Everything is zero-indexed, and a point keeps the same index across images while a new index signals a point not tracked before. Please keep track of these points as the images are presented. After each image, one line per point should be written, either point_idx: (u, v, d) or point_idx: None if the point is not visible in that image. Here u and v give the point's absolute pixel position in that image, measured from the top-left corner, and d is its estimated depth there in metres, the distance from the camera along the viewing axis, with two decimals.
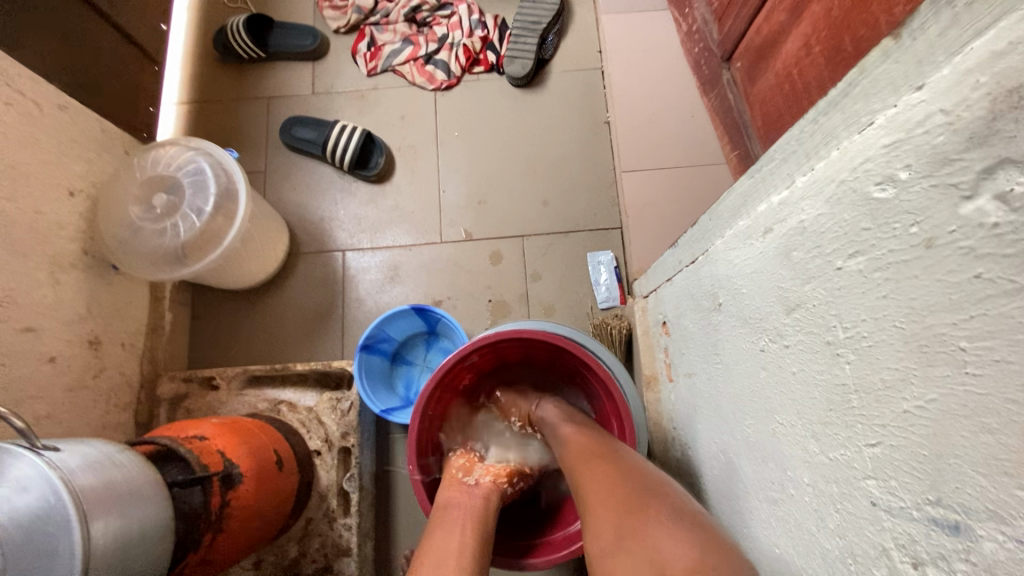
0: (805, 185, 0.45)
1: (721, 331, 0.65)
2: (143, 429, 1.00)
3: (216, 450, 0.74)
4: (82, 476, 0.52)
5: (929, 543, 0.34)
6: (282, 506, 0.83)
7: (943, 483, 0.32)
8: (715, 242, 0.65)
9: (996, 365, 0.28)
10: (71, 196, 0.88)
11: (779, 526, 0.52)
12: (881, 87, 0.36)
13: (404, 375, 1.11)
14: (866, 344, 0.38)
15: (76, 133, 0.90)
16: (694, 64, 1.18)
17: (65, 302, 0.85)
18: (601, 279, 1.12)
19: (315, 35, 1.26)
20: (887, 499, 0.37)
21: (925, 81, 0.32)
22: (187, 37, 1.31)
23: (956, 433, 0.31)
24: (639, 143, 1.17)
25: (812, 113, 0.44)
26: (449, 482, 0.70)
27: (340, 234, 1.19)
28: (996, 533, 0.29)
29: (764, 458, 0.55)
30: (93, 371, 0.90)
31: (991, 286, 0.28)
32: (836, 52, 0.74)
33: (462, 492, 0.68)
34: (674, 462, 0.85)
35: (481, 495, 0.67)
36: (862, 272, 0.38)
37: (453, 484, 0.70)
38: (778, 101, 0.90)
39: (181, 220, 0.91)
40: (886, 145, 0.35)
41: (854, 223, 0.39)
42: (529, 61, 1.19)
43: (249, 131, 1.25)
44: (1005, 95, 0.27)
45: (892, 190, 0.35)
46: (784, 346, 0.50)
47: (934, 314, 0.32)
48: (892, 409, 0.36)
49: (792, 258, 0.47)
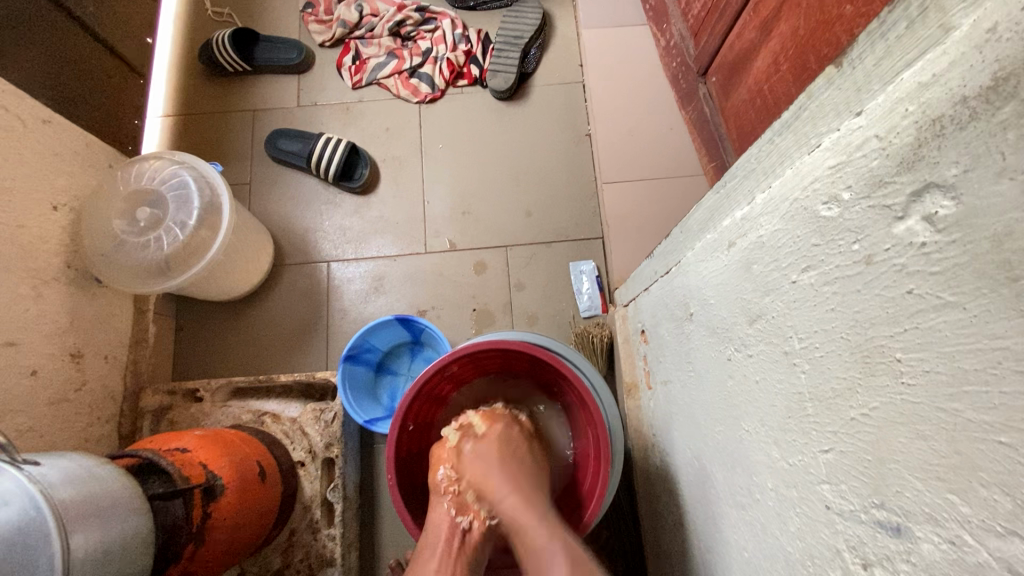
0: (763, 203, 0.47)
1: (693, 341, 0.66)
2: (126, 442, 1.00)
3: (198, 462, 0.74)
4: (61, 489, 0.52)
5: (875, 545, 0.35)
6: (266, 518, 0.84)
7: (885, 487, 0.34)
8: (686, 254, 0.67)
9: (926, 376, 0.30)
10: (54, 210, 0.88)
11: (747, 530, 0.54)
12: (826, 111, 0.38)
13: (388, 385, 1.12)
14: (818, 354, 0.40)
15: (60, 147, 0.91)
16: (672, 78, 1.21)
17: (47, 316, 0.85)
18: (583, 288, 1.14)
19: (300, 48, 1.28)
20: (839, 502, 0.39)
21: (863, 108, 0.34)
22: (173, 50, 1.32)
23: (895, 439, 0.33)
24: (620, 154, 1.19)
25: (768, 133, 0.46)
26: (438, 522, 0.66)
27: (326, 244, 1.20)
28: (933, 535, 0.30)
29: (733, 464, 0.57)
30: (75, 384, 0.90)
31: (921, 301, 0.30)
32: (802, 69, 0.77)
33: (450, 543, 0.64)
34: (653, 468, 0.86)
35: (469, 547, 0.65)
36: (814, 285, 0.40)
37: (443, 527, 0.66)
38: (750, 115, 0.93)
39: (165, 233, 0.92)
40: (831, 166, 0.37)
41: (806, 240, 0.41)
42: (512, 75, 1.21)
43: (234, 143, 1.26)
44: (928, 124, 0.29)
45: (837, 209, 0.37)
46: (748, 355, 0.52)
47: (875, 327, 0.34)
48: (841, 416, 0.38)
49: (753, 271, 0.49)
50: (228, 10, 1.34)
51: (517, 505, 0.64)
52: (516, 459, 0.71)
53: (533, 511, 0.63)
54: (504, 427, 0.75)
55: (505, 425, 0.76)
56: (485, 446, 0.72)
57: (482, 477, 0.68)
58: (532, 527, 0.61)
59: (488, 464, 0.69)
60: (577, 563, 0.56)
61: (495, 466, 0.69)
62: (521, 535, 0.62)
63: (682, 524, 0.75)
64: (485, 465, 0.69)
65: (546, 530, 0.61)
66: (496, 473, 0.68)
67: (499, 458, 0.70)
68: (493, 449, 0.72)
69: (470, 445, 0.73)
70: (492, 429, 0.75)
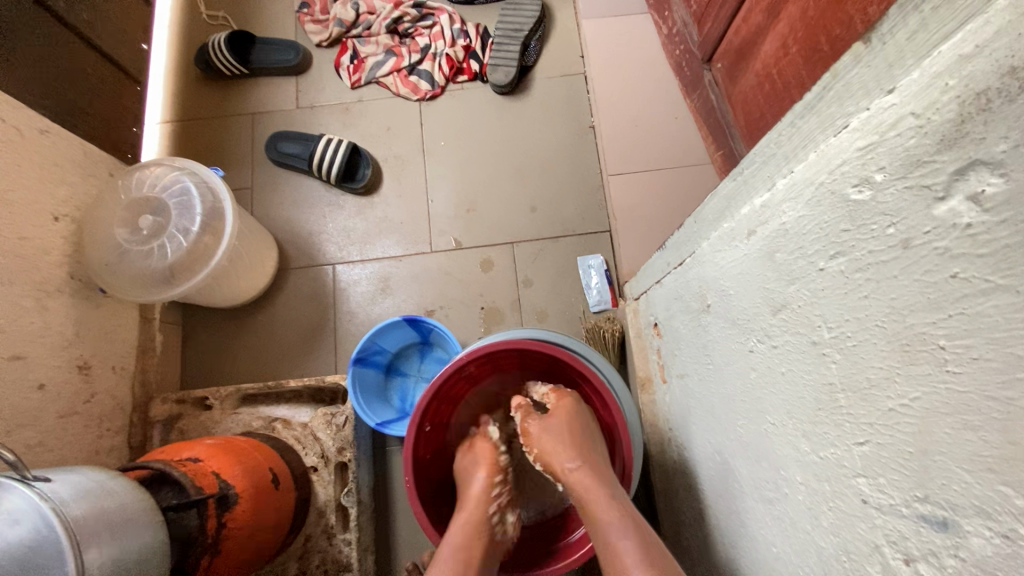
0: (785, 188, 0.45)
1: (711, 333, 0.65)
2: (137, 452, 0.99)
3: (210, 471, 0.73)
4: (73, 505, 0.51)
5: (919, 539, 0.34)
6: (282, 524, 0.83)
7: (929, 480, 0.33)
8: (701, 244, 0.65)
9: (974, 363, 0.29)
10: (55, 221, 0.87)
11: (775, 525, 0.53)
12: (853, 90, 0.37)
13: (399, 387, 1.10)
14: (850, 344, 0.39)
15: (60, 157, 0.90)
16: (676, 66, 1.19)
17: (53, 328, 0.84)
18: (592, 282, 1.13)
19: (298, 50, 1.26)
20: (877, 497, 0.38)
21: (896, 85, 0.32)
22: (169, 54, 1.31)
23: (939, 429, 0.32)
24: (625, 146, 1.18)
25: (789, 117, 0.44)
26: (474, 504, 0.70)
27: (330, 247, 1.19)
28: (984, 529, 0.29)
29: (758, 458, 0.56)
30: (83, 397, 0.89)
31: (967, 285, 0.29)
32: (813, 51, 0.75)
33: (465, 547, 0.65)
34: (671, 462, 0.85)
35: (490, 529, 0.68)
36: (844, 272, 0.39)
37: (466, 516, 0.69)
38: (759, 100, 0.92)
39: (168, 241, 0.91)
40: (861, 147, 0.36)
41: (834, 225, 0.39)
42: (512, 69, 1.19)
43: (235, 148, 1.25)
44: (972, 98, 0.27)
45: (868, 191, 0.35)
46: (772, 347, 0.50)
47: (914, 313, 0.32)
48: (878, 407, 0.37)
49: (776, 259, 0.48)
50: (223, 13, 1.33)
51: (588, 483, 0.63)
52: (584, 430, 0.69)
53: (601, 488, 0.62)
54: (573, 403, 0.71)
55: (574, 400, 0.72)
56: (553, 421, 0.69)
57: (551, 451, 0.67)
58: (600, 502, 0.61)
59: (556, 438, 0.68)
60: (648, 539, 0.56)
61: (576, 445, 0.66)
62: (587, 509, 0.61)
63: (703, 520, 0.74)
64: (558, 438, 0.68)
65: (614, 506, 0.60)
66: (564, 446, 0.67)
67: (574, 436, 0.68)
68: (563, 424, 0.69)
69: (538, 426, 0.71)
70: (561, 404, 0.72)
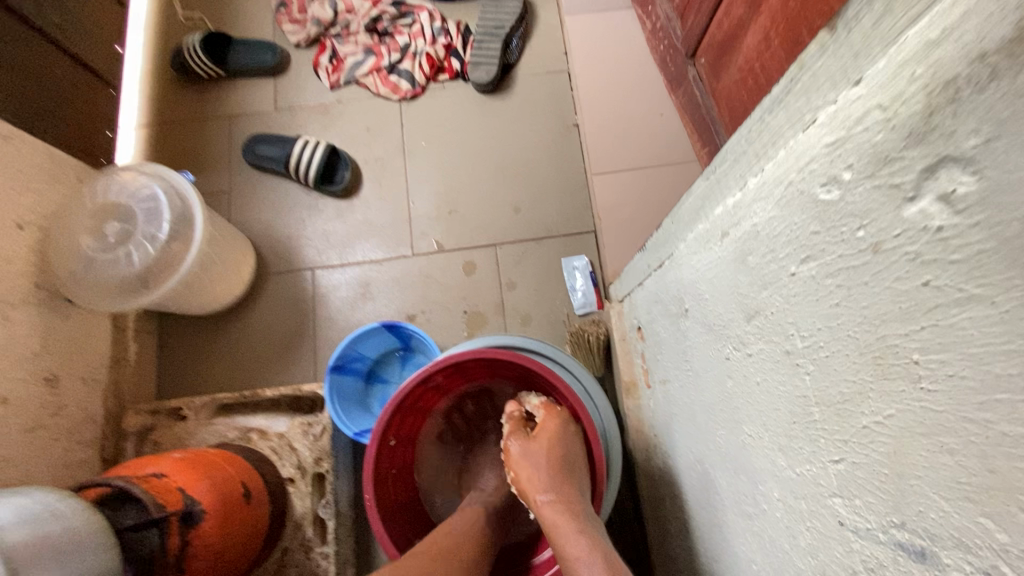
0: (756, 187, 0.43)
1: (689, 338, 0.62)
2: (110, 465, 0.97)
3: (176, 487, 0.70)
4: (13, 531, 0.49)
5: (897, 568, 0.31)
6: (254, 539, 0.80)
7: (906, 505, 0.30)
8: (678, 247, 0.63)
9: (948, 381, 0.26)
10: (19, 229, 0.84)
11: (755, 542, 0.50)
12: (820, 83, 0.34)
13: (380, 395, 1.08)
14: (823, 354, 0.36)
15: (24, 163, 0.87)
16: (661, 62, 1.17)
17: (17, 340, 0.82)
18: (577, 284, 1.10)
19: (275, 50, 1.24)
20: (854, 519, 0.35)
21: (862, 75, 0.30)
22: (144, 56, 1.28)
23: (914, 452, 0.29)
24: (609, 144, 1.15)
25: (758, 112, 0.42)
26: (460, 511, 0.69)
27: (309, 251, 1.16)
28: (963, 563, 0.26)
29: (736, 471, 0.53)
30: (51, 410, 0.87)
31: (940, 294, 0.26)
32: (795, 43, 0.73)
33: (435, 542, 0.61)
34: (656, 470, 0.83)
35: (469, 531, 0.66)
36: (815, 278, 0.36)
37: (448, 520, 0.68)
38: (742, 96, 0.89)
39: (135, 249, 0.88)
40: (829, 143, 0.33)
41: (804, 228, 0.36)
42: (493, 67, 1.17)
43: (212, 151, 1.22)
44: (941, 88, 0.25)
45: (837, 191, 0.33)
46: (747, 355, 0.47)
47: (886, 324, 0.30)
48: (852, 423, 0.34)
49: (749, 263, 0.45)
50: (199, 14, 1.30)
51: (560, 518, 0.56)
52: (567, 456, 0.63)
53: (572, 523, 0.55)
54: (559, 425, 0.65)
55: (560, 421, 0.65)
56: (535, 446, 0.63)
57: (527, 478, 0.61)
58: (569, 536, 0.54)
59: (535, 465, 0.62)
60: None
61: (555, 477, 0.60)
62: (557, 544, 0.55)
63: (687, 531, 0.71)
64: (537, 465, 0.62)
65: (585, 543, 0.53)
66: (542, 475, 0.61)
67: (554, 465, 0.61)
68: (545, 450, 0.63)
69: (518, 449, 0.65)
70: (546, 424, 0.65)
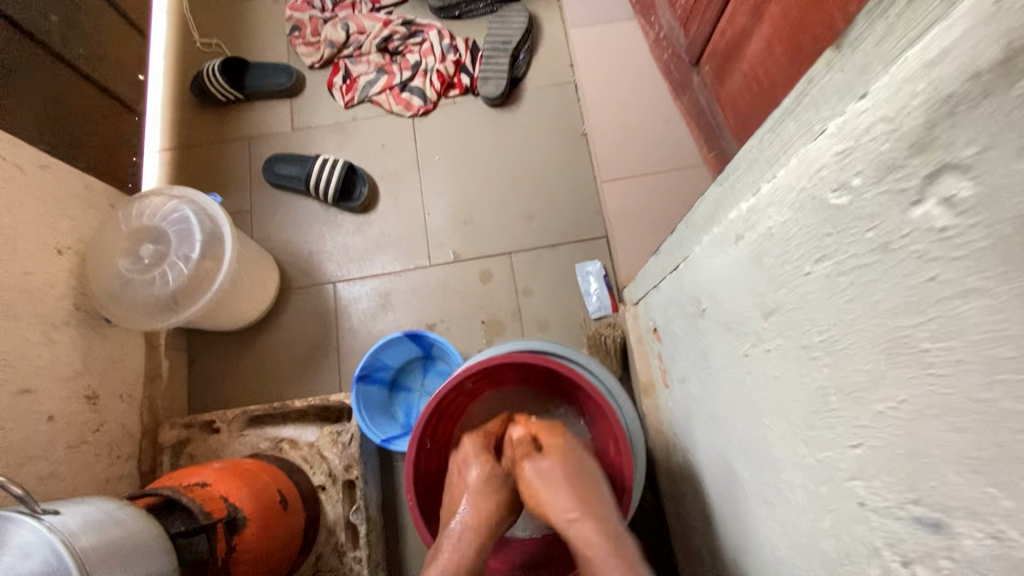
0: (769, 193, 0.46)
1: (707, 336, 0.65)
2: (147, 478, 1.00)
3: (219, 495, 0.74)
4: (83, 537, 0.52)
5: (915, 542, 0.34)
6: (292, 543, 0.84)
7: (921, 482, 0.33)
8: (693, 249, 0.66)
9: (957, 366, 0.29)
10: (58, 254, 0.88)
11: (778, 529, 0.53)
12: (828, 96, 0.37)
13: (403, 403, 1.11)
14: (839, 346, 0.39)
15: (61, 191, 0.91)
16: (664, 69, 1.20)
17: (60, 359, 0.86)
18: (591, 289, 1.13)
19: (290, 72, 1.28)
20: (873, 499, 0.38)
21: (867, 90, 0.33)
22: (165, 83, 1.33)
23: (927, 432, 0.32)
24: (616, 152, 1.18)
25: (769, 122, 0.45)
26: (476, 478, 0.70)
27: (330, 265, 1.20)
28: (975, 531, 0.29)
29: (758, 462, 0.56)
30: (93, 426, 0.91)
31: (945, 287, 0.29)
32: (797, 51, 0.76)
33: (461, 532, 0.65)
34: (677, 467, 0.85)
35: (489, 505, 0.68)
36: (829, 276, 0.39)
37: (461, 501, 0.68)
38: (747, 101, 0.92)
39: (169, 268, 0.92)
40: (838, 152, 0.36)
41: (816, 230, 0.39)
42: (503, 81, 1.21)
43: (233, 172, 1.27)
44: (939, 103, 0.27)
45: (847, 195, 0.36)
46: (765, 350, 0.50)
47: (897, 316, 0.33)
48: (868, 409, 0.37)
49: (764, 263, 0.48)
50: (216, 40, 1.35)
51: (583, 530, 0.60)
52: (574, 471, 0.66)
53: (598, 536, 0.60)
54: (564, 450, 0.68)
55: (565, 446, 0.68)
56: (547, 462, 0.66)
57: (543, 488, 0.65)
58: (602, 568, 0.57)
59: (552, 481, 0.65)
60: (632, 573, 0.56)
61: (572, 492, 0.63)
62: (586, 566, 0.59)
63: (710, 525, 0.73)
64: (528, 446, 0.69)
65: (612, 559, 0.57)
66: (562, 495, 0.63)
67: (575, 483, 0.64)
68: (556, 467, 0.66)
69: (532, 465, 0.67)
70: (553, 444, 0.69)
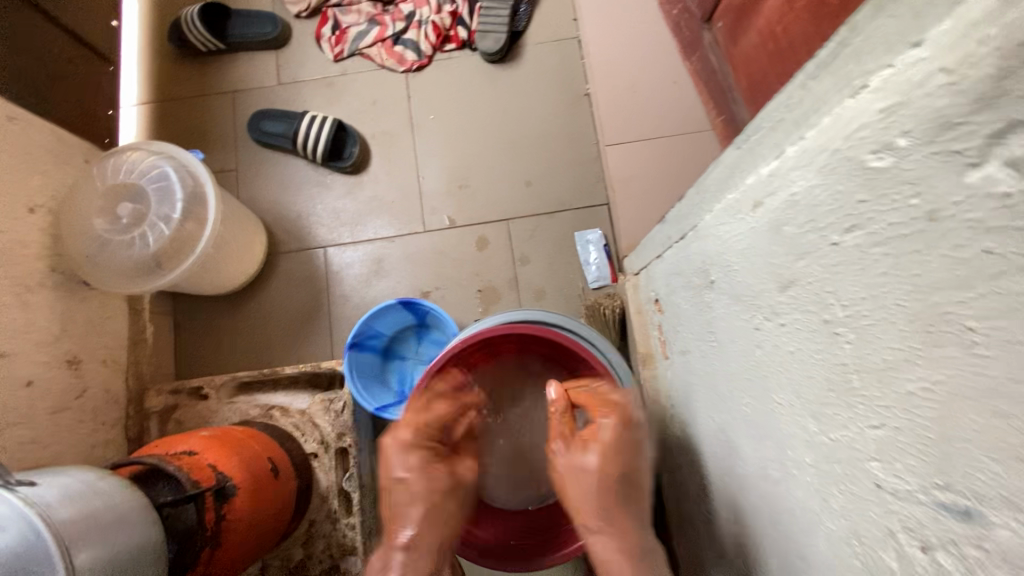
0: (796, 155, 0.42)
1: (714, 309, 0.62)
2: (135, 445, 0.98)
3: (207, 465, 0.72)
4: (61, 510, 0.50)
5: (938, 528, 0.32)
6: (284, 511, 0.82)
7: (950, 467, 0.31)
8: (704, 217, 0.62)
9: (1007, 348, 0.26)
10: (30, 213, 0.83)
11: (781, 504, 0.52)
12: (873, 45, 0.33)
13: (397, 370, 1.09)
14: (865, 323, 0.36)
15: (32, 145, 0.85)
16: (673, 27, 1.12)
17: (38, 323, 0.82)
18: (591, 258, 1.10)
19: (275, 21, 1.20)
20: (893, 482, 0.36)
21: (922, 38, 0.29)
22: (141, 30, 1.25)
23: (964, 417, 0.30)
24: (621, 114, 1.13)
25: (801, 77, 0.41)
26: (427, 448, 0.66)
27: (320, 229, 1.15)
28: (1011, 521, 0.27)
29: (762, 437, 0.54)
30: (75, 391, 0.88)
31: (1002, 261, 0.26)
32: (821, 6, 0.70)
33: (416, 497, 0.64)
34: (674, 439, 0.84)
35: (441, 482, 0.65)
36: (860, 247, 0.36)
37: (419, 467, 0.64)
38: (762, 61, 0.87)
39: (149, 230, 0.88)
40: (882, 110, 0.33)
41: (850, 196, 0.36)
42: (502, 35, 1.14)
43: (217, 129, 1.20)
44: (1014, 50, 0.24)
45: (890, 158, 0.32)
46: (780, 324, 0.48)
47: (940, 291, 0.30)
48: (894, 389, 0.35)
49: (785, 233, 0.45)
50: None
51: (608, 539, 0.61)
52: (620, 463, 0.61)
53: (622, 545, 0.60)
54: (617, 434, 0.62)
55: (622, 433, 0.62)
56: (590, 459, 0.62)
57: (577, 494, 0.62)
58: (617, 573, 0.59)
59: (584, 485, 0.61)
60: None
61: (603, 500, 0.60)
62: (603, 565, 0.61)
63: (707, 497, 0.73)
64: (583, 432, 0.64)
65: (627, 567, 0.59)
66: (592, 507, 0.61)
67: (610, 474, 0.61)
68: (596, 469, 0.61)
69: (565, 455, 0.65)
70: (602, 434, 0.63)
